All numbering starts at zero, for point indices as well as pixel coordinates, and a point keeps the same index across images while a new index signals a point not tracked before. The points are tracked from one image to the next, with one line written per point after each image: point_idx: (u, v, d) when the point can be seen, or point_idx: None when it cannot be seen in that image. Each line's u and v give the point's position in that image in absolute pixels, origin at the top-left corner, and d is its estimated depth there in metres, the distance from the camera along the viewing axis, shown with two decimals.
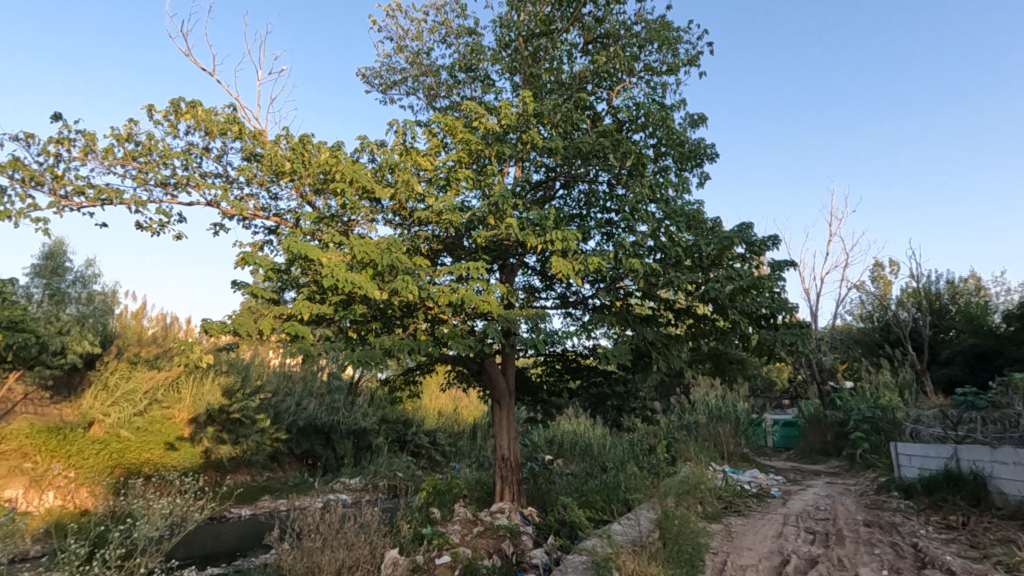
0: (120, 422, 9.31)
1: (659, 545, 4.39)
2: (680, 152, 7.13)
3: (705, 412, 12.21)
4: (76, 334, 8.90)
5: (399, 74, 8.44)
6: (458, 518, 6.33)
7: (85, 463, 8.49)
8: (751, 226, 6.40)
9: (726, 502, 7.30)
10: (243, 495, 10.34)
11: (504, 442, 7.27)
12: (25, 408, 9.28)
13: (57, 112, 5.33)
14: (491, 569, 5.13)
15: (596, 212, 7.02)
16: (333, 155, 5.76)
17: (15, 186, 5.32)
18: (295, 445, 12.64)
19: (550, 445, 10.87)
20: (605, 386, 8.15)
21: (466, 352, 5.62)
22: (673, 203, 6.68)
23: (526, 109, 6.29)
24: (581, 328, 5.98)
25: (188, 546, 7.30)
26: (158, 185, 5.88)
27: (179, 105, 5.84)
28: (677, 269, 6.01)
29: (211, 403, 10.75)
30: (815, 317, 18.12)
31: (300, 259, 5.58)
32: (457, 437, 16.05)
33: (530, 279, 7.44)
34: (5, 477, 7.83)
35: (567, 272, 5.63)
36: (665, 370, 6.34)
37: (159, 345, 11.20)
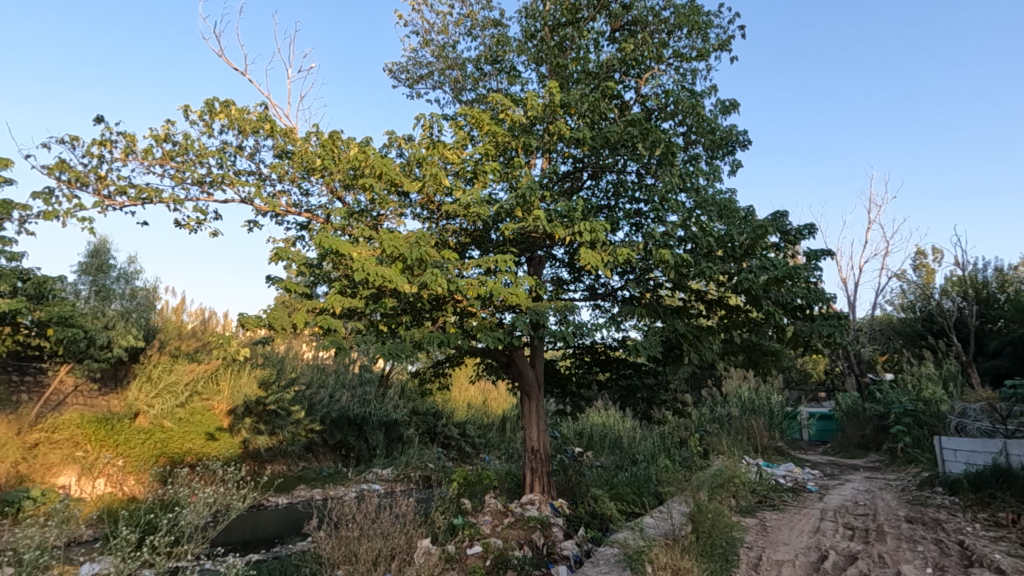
0: (163, 413, 9.80)
1: (693, 539, 4.34)
2: (711, 139, 6.99)
3: (738, 405, 12.00)
4: (121, 330, 9.31)
5: (425, 68, 8.46)
6: (489, 509, 6.37)
7: (131, 452, 8.87)
8: (785, 214, 6.21)
9: (760, 496, 7.17)
10: (282, 485, 10.63)
11: (534, 434, 7.29)
12: (76, 399, 9.63)
13: (99, 115, 5.51)
14: (523, 559, 5.15)
15: (624, 202, 6.92)
16: (362, 150, 5.83)
17: (62, 187, 5.54)
18: (329, 436, 12.92)
19: (579, 437, 10.87)
20: (635, 378, 8.08)
21: (494, 344, 5.64)
22: (704, 192, 6.55)
23: (553, 100, 6.24)
24: (611, 320, 5.92)
25: (229, 533, 7.59)
26: (195, 183, 6.04)
27: (213, 104, 5.98)
28: (709, 259, 5.90)
29: (249, 395, 11.12)
30: (853, 309, 17.53)
31: (331, 254, 5.68)
32: (486, 428, 16.21)
33: (558, 272, 7.42)
34: (60, 465, 8.15)
35: (595, 264, 5.57)
36: (696, 362, 6.25)
37: (198, 338, 11.56)
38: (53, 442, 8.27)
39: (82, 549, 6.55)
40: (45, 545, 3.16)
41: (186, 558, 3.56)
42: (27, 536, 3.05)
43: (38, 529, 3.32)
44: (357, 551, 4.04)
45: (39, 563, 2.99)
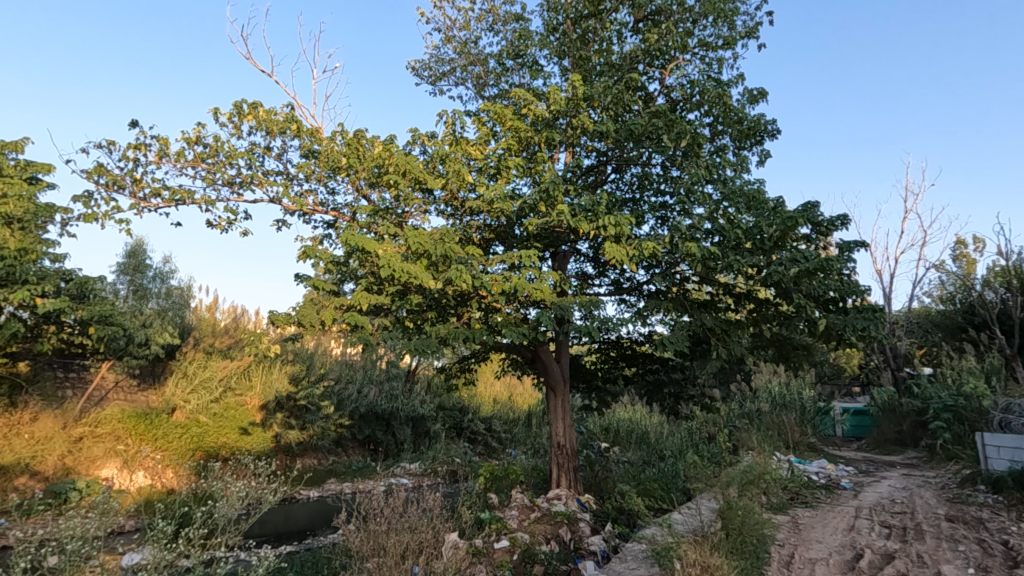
0: (199, 408, 10.08)
1: (722, 536, 4.27)
2: (738, 129, 6.85)
3: (768, 400, 11.79)
4: (158, 327, 9.67)
5: (447, 65, 8.48)
6: (515, 504, 6.40)
7: (169, 446, 9.16)
8: (817, 205, 6.04)
9: (792, 493, 7.02)
10: (312, 479, 10.85)
11: (560, 429, 7.28)
12: (118, 395, 10.05)
13: (133, 119, 5.68)
14: (550, 554, 5.15)
15: (649, 195, 6.84)
16: (387, 148, 5.90)
17: (100, 190, 5.74)
18: (358, 431, 13.14)
19: (606, 432, 10.83)
20: (662, 372, 8.00)
21: (520, 339, 5.64)
22: (732, 183, 6.44)
23: (576, 93, 6.20)
24: (637, 315, 5.87)
25: (262, 525, 7.81)
26: (225, 184, 6.19)
27: (242, 106, 6.10)
28: (737, 252, 5.78)
29: (280, 390, 11.36)
30: (888, 301, 17.00)
31: (357, 252, 5.77)
32: (512, 423, 16.31)
33: (583, 267, 7.39)
34: (102, 457, 8.50)
35: (620, 258, 5.52)
36: (725, 357, 6.14)
37: (230, 335, 11.86)
38: (97, 436, 8.64)
39: (124, 539, 6.80)
40: (84, 536, 3.26)
41: (219, 549, 3.64)
42: (68, 526, 3.15)
43: (79, 518, 3.44)
44: (384, 544, 4.08)
45: (78, 551, 3.08)
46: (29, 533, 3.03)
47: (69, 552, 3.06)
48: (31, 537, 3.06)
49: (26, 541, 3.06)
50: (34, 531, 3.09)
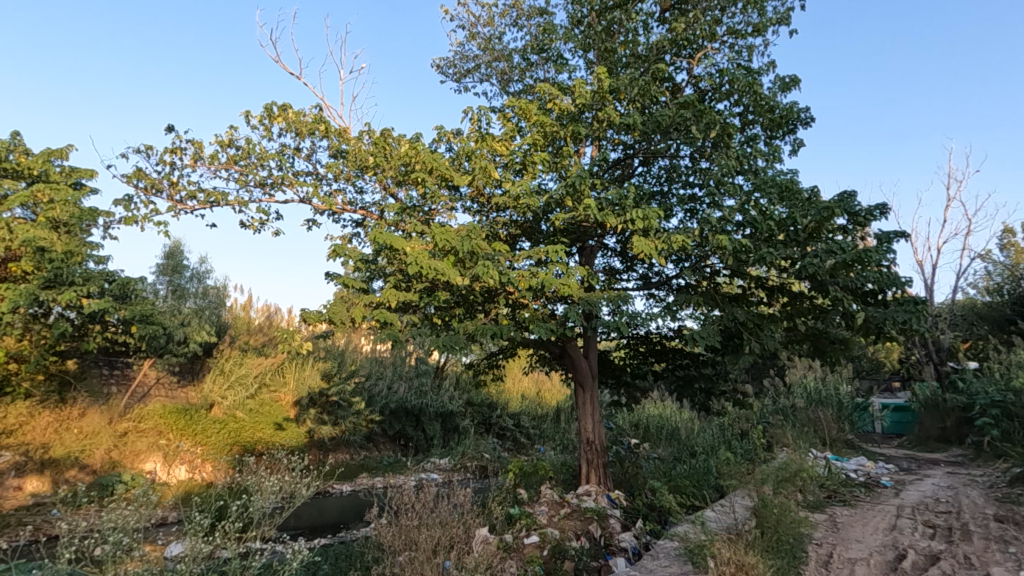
0: (235, 404, 10.35)
1: (757, 534, 4.19)
2: (770, 118, 6.68)
3: (803, 396, 11.51)
4: (196, 325, 9.99)
5: (472, 62, 8.49)
6: (545, 500, 6.39)
7: (208, 441, 9.46)
8: (854, 195, 5.85)
9: (829, 492, 6.81)
10: (344, 473, 11.06)
11: (589, 425, 7.24)
12: (159, 391, 10.41)
13: (169, 124, 5.86)
14: (581, 550, 5.14)
15: (678, 187, 6.73)
16: (413, 146, 5.96)
17: (139, 194, 5.93)
18: (389, 426, 13.35)
19: (635, 428, 10.74)
20: (692, 368, 7.88)
21: (547, 335, 5.62)
22: (764, 173, 6.28)
23: (601, 86, 6.14)
24: (666, 309, 5.78)
25: (297, 518, 8.03)
26: (257, 185, 6.32)
27: (272, 108, 6.22)
28: (769, 244, 5.65)
29: (312, 386, 11.59)
30: (930, 293, 16.37)
31: (386, 250, 5.84)
32: (541, 420, 16.35)
33: (610, 262, 7.33)
34: (146, 451, 8.83)
35: (649, 252, 5.45)
36: (758, 351, 6.01)
37: (264, 333, 12.15)
38: (140, 431, 8.98)
39: (164, 531, 7.03)
40: (125, 527, 3.35)
41: (254, 541, 3.71)
42: (110, 517, 3.24)
43: (120, 509, 3.55)
44: (414, 538, 4.11)
45: (119, 542, 3.17)
46: (74, 524, 3.14)
47: (111, 543, 3.15)
48: (75, 529, 3.16)
49: (72, 531, 3.16)
50: (78, 522, 3.20)
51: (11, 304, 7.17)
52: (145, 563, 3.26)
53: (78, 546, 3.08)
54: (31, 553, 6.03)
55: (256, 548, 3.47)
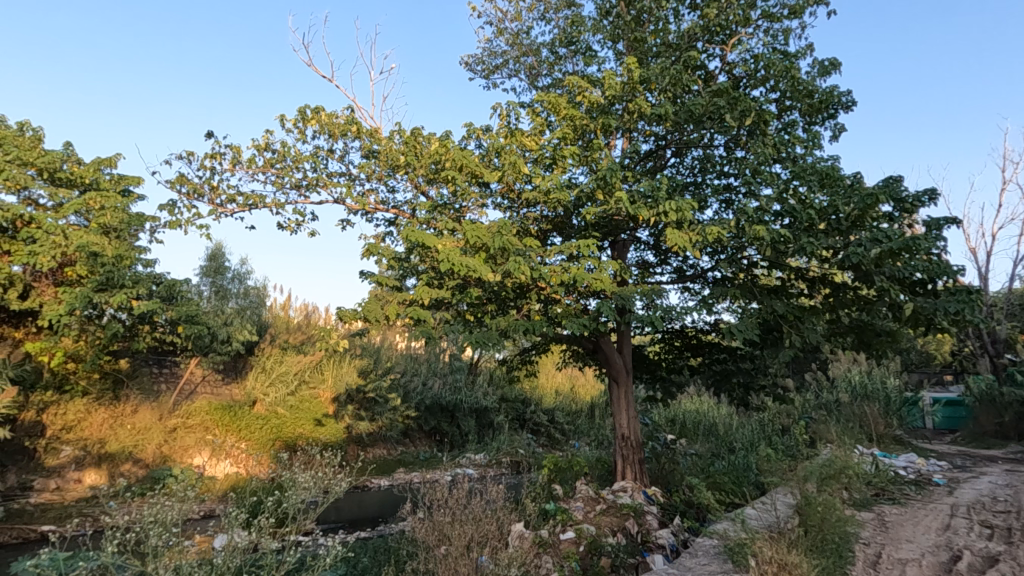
0: (277, 401, 10.65)
1: (800, 533, 4.08)
2: (809, 103, 6.46)
3: (847, 391, 11.12)
4: (238, 325, 10.36)
5: (500, 57, 8.47)
6: (580, 495, 6.36)
7: (252, 436, 9.79)
8: (900, 180, 5.60)
9: (877, 489, 6.56)
10: (381, 468, 11.27)
11: (624, 421, 7.18)
12: (205, 388, 10.81)
13: (209, 131, 6.07)
14: (618, 546, 5.09)
15: (712, 178, 6.58)
16: (443, 144, 6.00)
17: (183, 199, 6.17)
18: (424, 422, 13.57)
19: (672, 424, 10.59)
20: (730, 362, 7.72)
21: (580, 330, 5.58)
22: (803, 161, 6.07)
23: (632, 76, 6.03)
24: (702, 303, 5.66)
25: (338, 512, 8.25)
26: (293, 187, 6.48)
27: (306, 112, 6.37)
28: (810, 233, 5.47)
29: (350, 382, 11.82)
30: (985, 282, 15.54)
31: (418, 248, 5.90)
32: (575, 415, 16.34)
33: (644, 255, 7.23)
34: (194, 446, 9.22)
35: (683, 244, 5.33)
36: (799, 345, 5.81)
37: (303, 332, 12.46)
38: (188, 427, 9.36)
39: (206, 524, 7.26)
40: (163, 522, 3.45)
41: (291, 535, 3.78)
42: (151, 512, 3.34)
43: (161, 502, 3.65)
44: (447, 533, 4.13)
45: (159, 535, 3.27)
46: (119, 517, 3.25)
47: (150, 536, 3.25)
48: (119, 522, 3.26)
49: (118, 523, 3.27)
50: (123, 515, 3.31)
51: (68, 307, 7.55)
52: (184, 556, 3.35)
53: (121, 538, 3.19)
54: (79, 545, 6.28)
55: (291, 542, 3.53)
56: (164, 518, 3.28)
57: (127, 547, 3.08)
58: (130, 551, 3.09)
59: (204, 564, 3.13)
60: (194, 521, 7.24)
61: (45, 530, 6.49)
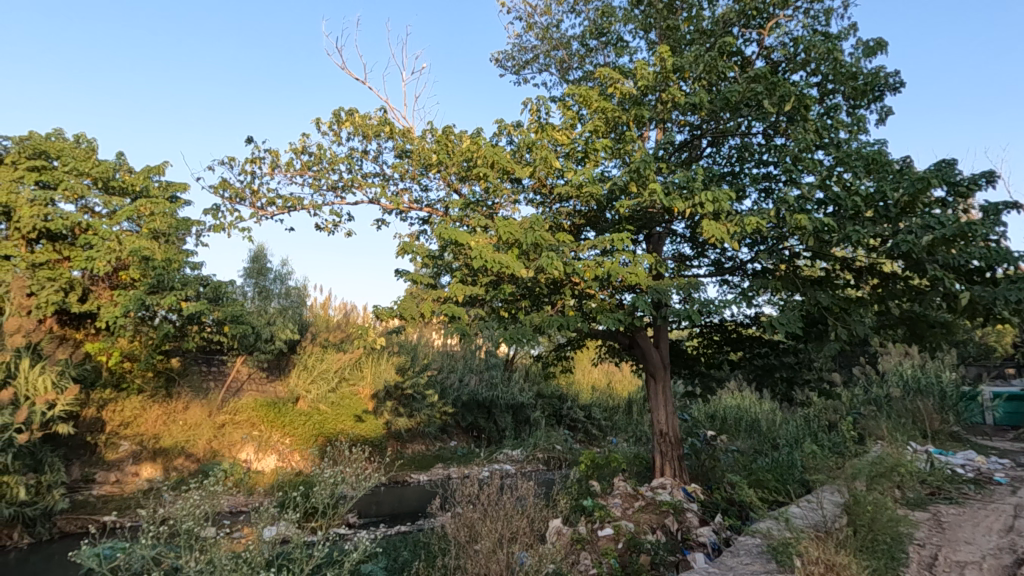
0: (319, 397, 10.93)
1: (849, 533, 3.92)
2: (853, 86, 6.18)
3: (899, 385, 10.65)
4: (280, 324, 10.71)
5: (530, 52, 8.43)
6: (618, 492, 6.29)
7: (296, 432, 10.04)
8: (954, 163, 5.32)
9: (932, 488, 6.26)
10: (420, 463, 11.44)
11: (662, 417, 7.06)
12: (251, 385, 11.19)
13: (249, 137, 6.26)
14: (657, 544, 5.02)
15: (750, 167, 6.40)
16: (474, 141, 6.01)
17: (225, 204, 6.38)
18: (461, 418, 13.68)
19: (712, 419, 10.37)
20: (772, 356, 7.50)
21: (615, 325, 5.51)
22: (847, 146, 5.83)
23: (664, 66, 5.90)
24: (741, 295, 5.51)
25: (379, 506, 8.42)
26: (330, 189, 6.62)
27: (340, 114, 6.49)
28: (856, 221, 5.24)
29: (388, 379, 12.03)
30: None
31: (451, 245, 5.93)
32: (612, 411, 16.24)
33: (680, 248, 7.10)
34: (242, 441, 9.55)
35: (720, 236, 5.19)
36: (846, 338, 5.59)
37: (342, 330, 12.74)
38: (236, 423, 9.72)
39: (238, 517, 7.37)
40: (201, 514, 3.57)
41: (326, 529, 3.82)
42: (185, 505, 3.43)
43: (198, 495, 3.76)
44: (478, 527, 4.11)
45: (193, 527, 3.37)
46: (159, 509, 3.37)
47: (190, 527, 3.37)
48: (158, 513, 3.38)
49: (168, 515, 3.41)
50: (160, 508, 3.42)
51: (123, 309, 7.93)
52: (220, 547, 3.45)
53: (157, 529, 3.30)
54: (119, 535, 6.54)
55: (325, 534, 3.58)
56: (197, 511, 3.38)
57: (170, 536, 3.19)
58: (169, 541, 3.21)
59: (240, 554, 3.23)
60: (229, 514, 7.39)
61: (104, 520, 6.83)
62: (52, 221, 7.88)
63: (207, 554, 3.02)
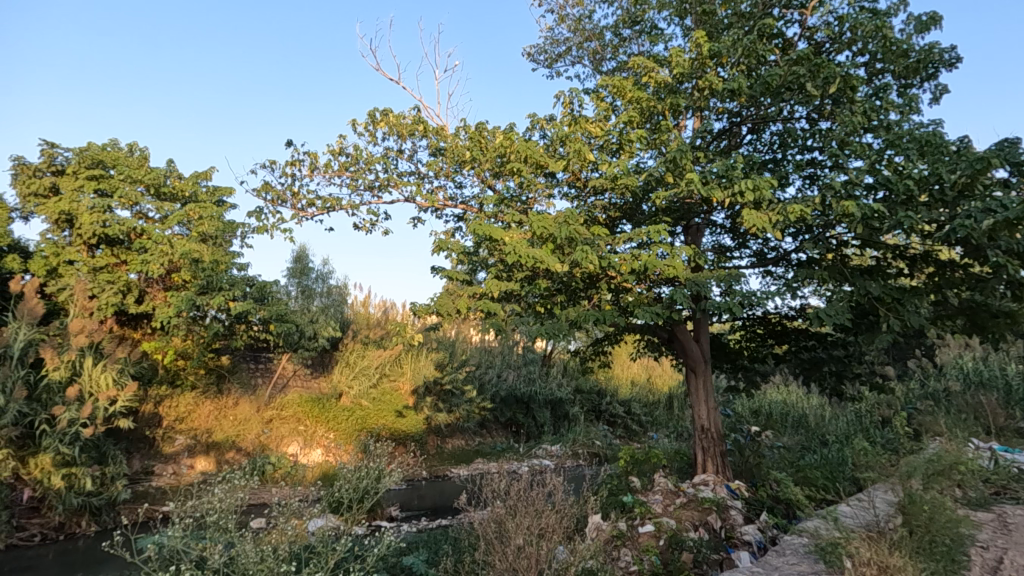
0: (361, 393, 11.15)
1: (904, 533, 3.75)
2: (904, 64, 5.87)
3: (959, 379, 10.09)
4: (323, 322, 11.03)
5: (563, 45, 8.35)
6: (659, 488, 6.20)
7: (339, 427, 10.30)
8: (1016, 142, 4.98)
9: (997, 487, 5.90)
10: (460, 458, 11.57)
11: (703, 412, 6.91)
12: (296, 381, 11.54)
13: (288, 140, 6.43)
14: (699, 541, 4.93)
15: (793, 153, 6.17)
16: (507, 136, 6.00)
17: (268, 206, 6.58)
18: (500, 414, 13.72)
19: (756, 415, 10.08)
20: (819, 349, 7.22)
21: (653, 319, 5.39)
22: (898, 128, 5.53)
23: (701, 51, 5.74)
24: (785, 287, 5.32)
25: (420, 500, 8.53)
26: (367, 188, 6.73)
27: (375, 114, 6.58)
28: (908, 206, 4.98)
29: (427, 375, 12.17)
30: None
31: (486, 241, 5.94)
32: (653, 406, 16.03)
33: (720, 239, 6.91)
34: (289, 436, 9.87)
35: (761, 225, 5.02)
36: (899, 329, 5.32)
37: (382, 327, 12.98)
38: (283, 418, 10.05)
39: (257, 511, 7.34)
40: (232, 507, 3.67)
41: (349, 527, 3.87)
42: (212, 498, 3.52)
43: (225, 488, 3.86)
44: (507, 519, 4.07)
45: (218, 519, 3.46)
46: (190, 501, 3.47)
47: (223, 519, 3.48)
48: (187, 506, 3.49)
49: (205, 509, 3.52)
50: (192, 501, 3.54)
51: (176, 309, 8.29)
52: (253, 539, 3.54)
53: (191, 521, 3.41)
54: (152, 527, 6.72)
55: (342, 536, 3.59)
56: (226, 504, 3.48)
57: (208, 531, 3.29)
58: (205, 531, 3.32)
59: (273, 545, 3.31)
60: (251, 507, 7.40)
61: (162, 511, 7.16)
62: (109, 227, 8.31)
63: (236, 546, 3.11)
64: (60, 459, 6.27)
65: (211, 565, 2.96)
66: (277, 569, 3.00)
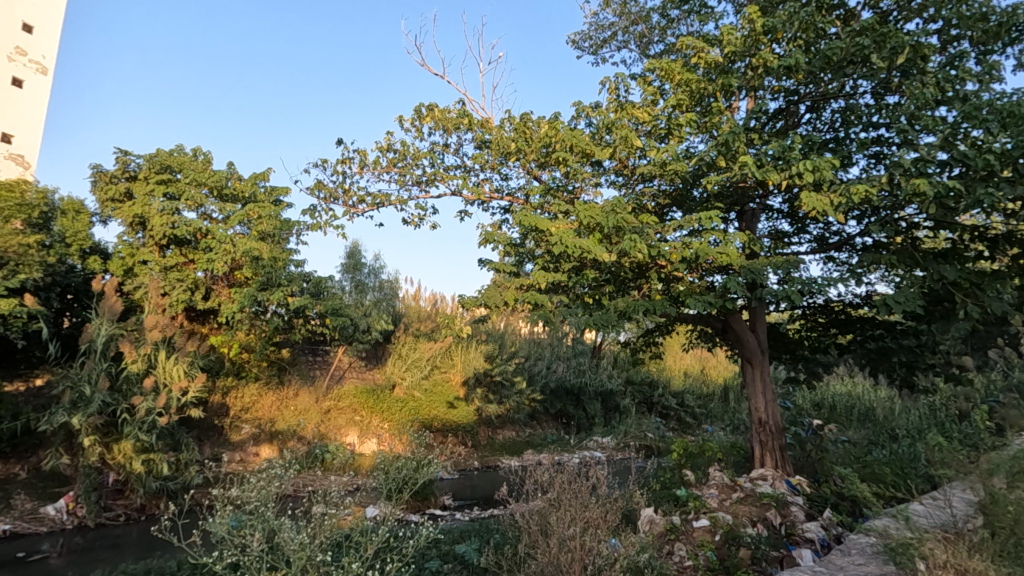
0: (413, 384, 11.50)
1: (986, 535, 3.49)
2: (984, 29, 5.38)
3: None
4: (375, 316, 11.40)
5: (608, 30, 8.16)
6: (714, 482, 6.01)
7: (393, 417, 10.65)
8: None
9: None
10: (511, 449, 11.68)
11: (761, 404, 6.65)
12: (351, 373, 11.94)
13: (338, 139, 6.57)
14: (757, 538, 4.76)
15: (857, 131, 5.81)
16: (552, 126, 5.93)
17: (321, 204, 6.77)
18: (550, 405, 13.73)
19: (818, 407, 9.66)
20: (888, 339, 6.80)
21: (706, 309, 5.21)
22: (977, 99, 5.09)
23: (754, 27, 5.46)
24: (849, 272, 5.03)
25: (472, 489, 8.71)
26: (414, 183, 6.81)
27: (421, 110, 6.63)
28: (988, 183, 4.60)
29: (477, 367, 12.33)
30: None
31: (533, 232, 5.90)
32: (706, 398, 15.67)
33: (777, 224, 6.61)
34: (346, 426, 10.23)
35: (822, 208, 4.76)
36: (978, 316, 4.94)
37: (432, 320, 13.22)
38: (340, 408, 10.43)
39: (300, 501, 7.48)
40: (277, 495, 3.79)
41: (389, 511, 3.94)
42: (257, 486, 3.64)
43: (272, 475, 4.00)
44: (553, 513, 4.05)
45: (260, 506, 3.58)
46: (234, 489, 3.62)
47: (266, 506, 3.60)
48: (235, 493, 3.62)
49: (249, 498, 3.62)
50: (238, 489, 3.66)
51: (239, 305, 8.69)
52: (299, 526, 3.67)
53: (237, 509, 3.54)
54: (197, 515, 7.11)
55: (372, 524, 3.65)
56: (265, 493, 3.61)
57: (253, 518, 3.39)
58: (251, 518, 3.43)
59: (320, 533, 3.39)
60: (299, 497, 7.60)
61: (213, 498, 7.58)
62: (177, 228, 8.79)
63: (280, 534, 3.20)
64: (139, 445, 6.72)
65: (253, 554, 3.04)
66: (316, 557, 3.08)
